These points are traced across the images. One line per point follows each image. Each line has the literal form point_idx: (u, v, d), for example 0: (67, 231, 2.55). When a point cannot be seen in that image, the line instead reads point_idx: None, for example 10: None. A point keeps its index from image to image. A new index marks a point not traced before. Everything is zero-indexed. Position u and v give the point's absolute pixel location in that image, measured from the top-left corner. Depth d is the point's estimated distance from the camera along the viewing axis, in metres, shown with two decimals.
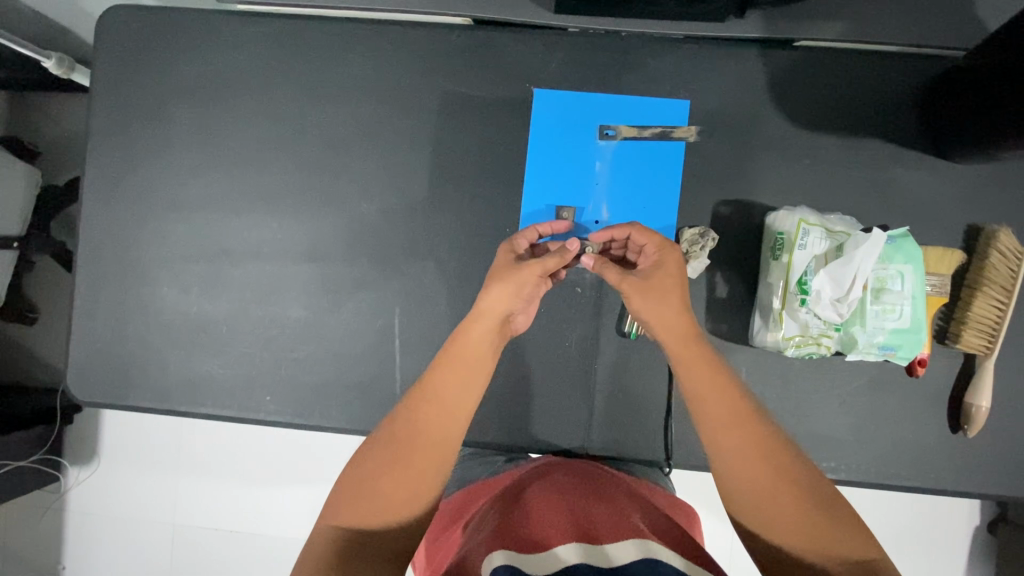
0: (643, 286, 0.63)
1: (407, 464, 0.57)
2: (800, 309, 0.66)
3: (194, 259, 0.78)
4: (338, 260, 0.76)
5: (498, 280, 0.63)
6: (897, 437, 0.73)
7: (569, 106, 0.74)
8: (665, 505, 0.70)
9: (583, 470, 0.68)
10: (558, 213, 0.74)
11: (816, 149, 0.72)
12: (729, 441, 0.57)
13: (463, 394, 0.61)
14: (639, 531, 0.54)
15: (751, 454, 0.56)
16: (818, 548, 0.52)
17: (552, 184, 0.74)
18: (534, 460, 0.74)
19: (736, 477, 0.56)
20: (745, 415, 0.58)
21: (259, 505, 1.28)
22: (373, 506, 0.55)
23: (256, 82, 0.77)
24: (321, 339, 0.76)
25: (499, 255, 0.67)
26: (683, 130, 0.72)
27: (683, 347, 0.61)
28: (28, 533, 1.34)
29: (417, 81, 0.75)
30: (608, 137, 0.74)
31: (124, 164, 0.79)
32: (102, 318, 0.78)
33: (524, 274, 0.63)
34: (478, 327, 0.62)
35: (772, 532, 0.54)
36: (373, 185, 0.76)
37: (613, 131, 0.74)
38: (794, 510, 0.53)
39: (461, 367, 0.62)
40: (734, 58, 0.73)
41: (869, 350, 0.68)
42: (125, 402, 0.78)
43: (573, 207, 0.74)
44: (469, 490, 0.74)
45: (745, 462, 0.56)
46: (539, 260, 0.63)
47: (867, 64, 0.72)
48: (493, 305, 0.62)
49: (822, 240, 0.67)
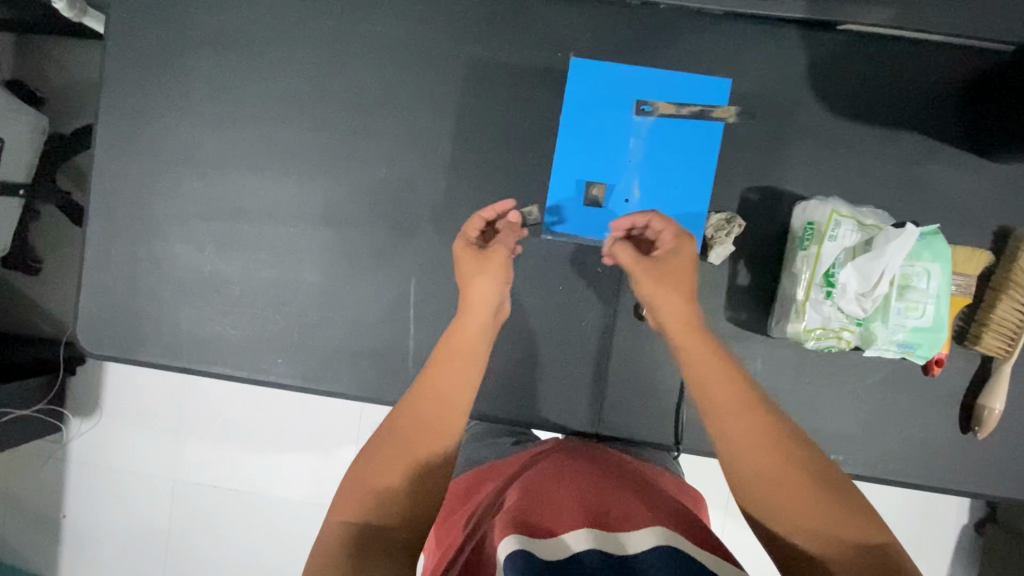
0: (676, 278, 0.64)
1: (399, 443, 0.58)
2: (825, 301, 0.64)
3: (208, 216, 0.76)
4: (356, 225, 0.75)
5: (479, 270, 0.66)
6: (907, 434, 0.73)
7: (608, 78, 0.71)
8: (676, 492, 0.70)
9: (594, 456, 0.68)
10: (588, 188, 0.72)
11: (852, 139, 0.70)
12: (745, 438, 0.57)
13: (458, 381, 0.63)
14: (656, 520, 0.54)
15: (768, 450, 0.56)
16: (835, 537, 0.51)
17: (583, 158, 0.72)
18: (543, 444, 0.74)
19: (752, 475, 0.56)
20: (760, 414, 0.58)
21: (260, 466, 1.30)
22: (380, 481, 0.56)
23: (278, 36, 0.74)
24: (335, 304, 0.75)
25: (457, 250, 0.69)
26: (723, 109, 0.69)
27: (701, 336, 0.62)
28: (31, 480, 1.36)
29: (445, 46, 0.73)
30: (645, 112, 0.71)
31: (137, 113, 0.76)
32: (113, 271, 0.77)
33: (495, 257, 0.66)
34: (466, 317, 0.66)
35: (787, 525, 0.53)
36: (395, 150, 0.74)
37: (650, 106, 0.71)
38: (806, 505, 0.53)
39: (450, 355, 0.64)
40: (773, 41, 0.71)
41: (889, 346, 0.67)
42: (135, 357, 0.77)
43: (604, 183, 0.72)
44: (480, 471, 0.75)
45: (759, 449, 0.56)
46: (502, 240, 0.68)
47: (911, 53, 0.70)
48: (480, 294, 0.65)
49: (853, 232, 0.64)
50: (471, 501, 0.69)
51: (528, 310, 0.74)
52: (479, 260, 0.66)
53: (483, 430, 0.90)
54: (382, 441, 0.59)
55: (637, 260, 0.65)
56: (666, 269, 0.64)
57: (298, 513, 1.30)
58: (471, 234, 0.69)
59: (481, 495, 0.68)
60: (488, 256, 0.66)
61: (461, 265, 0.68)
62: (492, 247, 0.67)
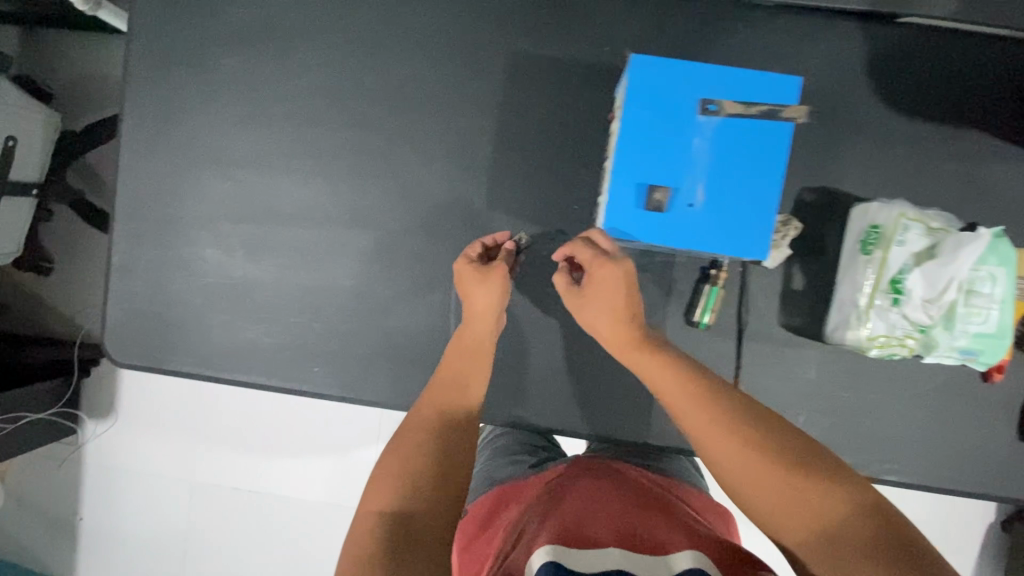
0: (607, 297, 0.58)
1: (406, 449, 0.57)
2: (891, 309, 0.62)
3: (240, 219, 0.73)
4: (394, 228, 0.72)
5: (482, 281, 0.65)
6: (965, 442, 0.70)
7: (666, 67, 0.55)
8: (703, 512, 0.69)
9: (614, 476, 0.66)
10: (649, 193, 0.55)
11: (914, 136, 0.67)
12: (712, 439, 0.52)
13: (472, 380, 0.64)
14: (691, 543, 0.51)
15: (735, 447, 0.51)
16: (819, 530, 0.47)
17: (641, 156, 0.55)
18: (564, 464, 0.73)
19: (730, 473, 0.51)
20: (720, 411, 0.53)
21: (281, 468, 1.28)
22: (387, 495, 0.52)
23: (310, 30, 0.71)
24: (372, 310, 0.72)
25: (456, 267, 0.67)
26: (795, 108, 0.53)
27: (645, 344, 0.57)
28: (48, 483, 1.34)
29: (486, 40, 0.69)
30: (709, 110, 0.55)
31: (163, 112, 0.73)
32: (142, 278, 0.74)
33: (496, 271, 0.65)
34: (470, 325, 0.66)
35: (770, 523, 0.50)
36: (434, 150, 0.71)
37: (716, 104, 0.54)
38: (791, 488, 0.49)
39: (461, 358, 0.64)
40: (832, 34, 0.67)
41: (948, 353, 0.64)
42: (165, 366, 0.75)
43: (669, 187, 0.55)
44: (502, 491, 0.74)
45: (719, 455, 0.52)
46: (502, 260, 0.66)
47: (973, 47, 0.67)
48: (484, 304, 0.65)
49: (921, 237, 0.61)
50: (494, 525, 0.67)
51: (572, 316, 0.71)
52: (482, 275, 0.65)
53: (501, 447, 0.85)
54: (395, 445, 0.58)
55: (569, 287, 0.61)
56: (593, 294, 0.58)
57: (320, 516, 1.28)
58: (470, 255, 0.67)
59: (505, 519, 0.66)
60: (490, 272, 0.65)
61: (461, 282, 0.67)
62: (493, 264, 0.66)
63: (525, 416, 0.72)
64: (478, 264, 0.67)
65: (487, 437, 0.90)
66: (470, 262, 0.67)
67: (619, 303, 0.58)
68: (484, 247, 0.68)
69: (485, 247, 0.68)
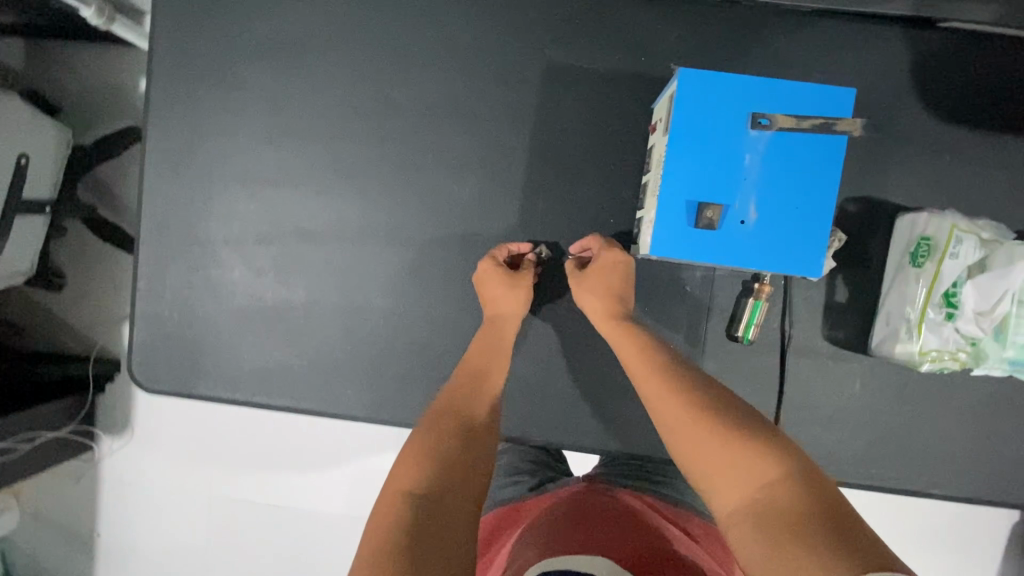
0: (597, 275, 0.63)
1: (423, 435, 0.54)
2: (945, 323, 0.60)
3: (268, 239, 0.71)
4: (426, 247, 0.70)
5: (511, 285, 0.65)
6: (1012, 454, 0.69)
7: (716, 82, 0.53)
8: (705, 540, 0.62)
9: (610, 504, 0.63)
10: (700, 211, 0.54)
11: (959, 144, 0.66)
12: (666, 410, 0.53)
13: (496, 378, 0.62)
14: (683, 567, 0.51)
15: (684, 416, 0.51)
16: (750, 495, 0.44)
17: (692, 173, 0.54)
18: (571, 486, 0.70)
19: (679, 444, 0.51)
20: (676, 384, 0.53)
21: (299, 482, 1.26)
22: (410, 474, 0.49)
23: (338, 45, 0.69)
24: (406, 330, 0.71)
25: (482, 271, 0.66)
26: (848, 121, 0.52)
27: (622, 328, 0.61)
28: (65, 501, 1.33)
29: (519, 53, 0.68)
30: (761, 125, 0.53)
31: (188, 131, 0.71)
32: (169, 301, 0.72)
33: (525, 275, 0.66)
34: (496, 326, 0.65)
35: (711, 489, 0.48)
36: (467, 165, 0.69)
37: (767, 119, 0.53)
38: (730, 457, 0.47)
39: (489, 356, 0.63)
40: (874, 41, 0.66)
41: (998, 365, 0.61)
42: (194, 391, 0.73)
43: (720, 204, 0.53)
44: (502, 512, 0.70)
45: (669, 422, 0.52)
46: (529, 266, 0.67)
47: (1019, 51, 0.65)
48: (511, 305, 0.65)
49: (975, 250, 0.59)
50: (493, 553, 0.63)
51: None
52: (511, 280, 0.65)
53: (500, 465, 0.79)
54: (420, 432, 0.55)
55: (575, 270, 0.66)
56: (591, 274, 0.63)
57: (340, 528, 1.27)
58: (498, 259, 0.67)
59: (505, 544, 0.63)
60: (518, 276, 0.65)
61: (486, 286, 0.66)
62: (521, 271, 0.66)
63: (563, 434, 0.71)
64: (505, 268, 0.66)
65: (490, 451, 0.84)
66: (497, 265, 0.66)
67: (606, 281, 0.63)
68: (509, 254, 0.68)
69: (510, 254, 0.68)
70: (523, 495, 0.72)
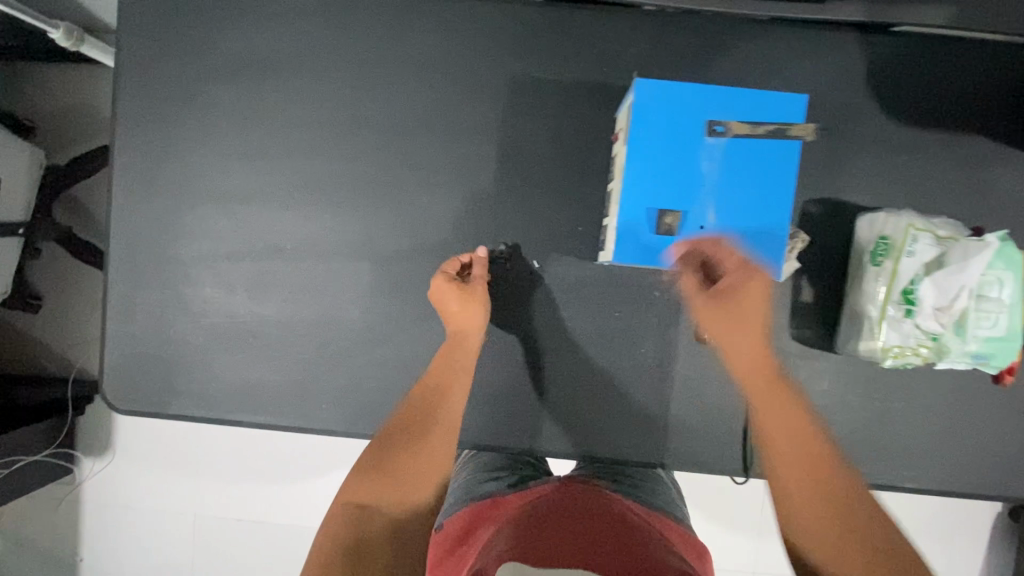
0: (745, 320, 0.56)
1: (412, 461, 0.61)
2: (903, 319, 0.62)
3: (239, 256, 0.71)
4: (397, 259, 0.71)
5: (465, 302, 0.65)
6: (978, 444, 0.70)
7: (670, 93, 0.54)
8: (681, 547, 0.64)
9: (588, 502, 0.64)
10: (660, 220, 0.55)
11: (914, 144, 0.68)
12: (790, 466, 0.53)
13: (460, 392, 0.65)
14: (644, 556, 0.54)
15: (812, 483, 0.52)
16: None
17: (652, 183, 0.55)
18: (548, 485, 0.70)
19: (799, 507, 0.52)
20: (810, 442, 0.54)
21: (284, 497, 1.25)
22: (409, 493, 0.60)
23: (305, 62, 0.69)
24: (380, 342, 0.71)
25: (436, 286, 0.66)
26: (802, 127, 0.52)
27: (764, 367, 0.56)
28: (45, 526, 1.30)
29: (484, 66, 0.69)
30: (717, 133, 0.54)
31: (157, 150, 0.71)
32: (140, 320, 0.72)
33: (477, 288, 0.66)
34: (456, 341, 0.66)
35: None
36: (436, 177, 0.70)
37: (723, 127, 0.54)
38: (853, 546, 0.49)
39: (449, 370, 0.65)
40: (829, 47, 0.67)
41: (961, 358, 0.63)
42: (166, 411, 0.72)
43: (679, 211, 0.55)
44: (480, 505, 0.70)
45: (792, 480, 0.53)
46: (479, 276, 0.67)
47: (969, 56, 0.67)
48: (466, 322, 0.65)
49: (930, 246, 0.61)
50: (468, 544, 0.64)
51: (584, 338, 0.70)
52: (463, 295, 0.65)
53: (481, 462, 0.80)
54: (381, 454, 0.61)
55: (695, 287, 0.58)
56: (729, 305, 0.56)
57: None
58: (450, 272, 0.67)
59: (479, 540, 0.63)
60: (470, 291, 0.66)
61: (440, 301, 0.66)
62: (473, 284, 0.66)
63: (540, 441, 0.71)
64: (457, 282, 0.66)
65: (465, 455, 0.84)
66: (449, 279, 0.66)
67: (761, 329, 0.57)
68: (459, 266, 0.68)
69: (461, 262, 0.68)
70: (502, 488, 0.73)
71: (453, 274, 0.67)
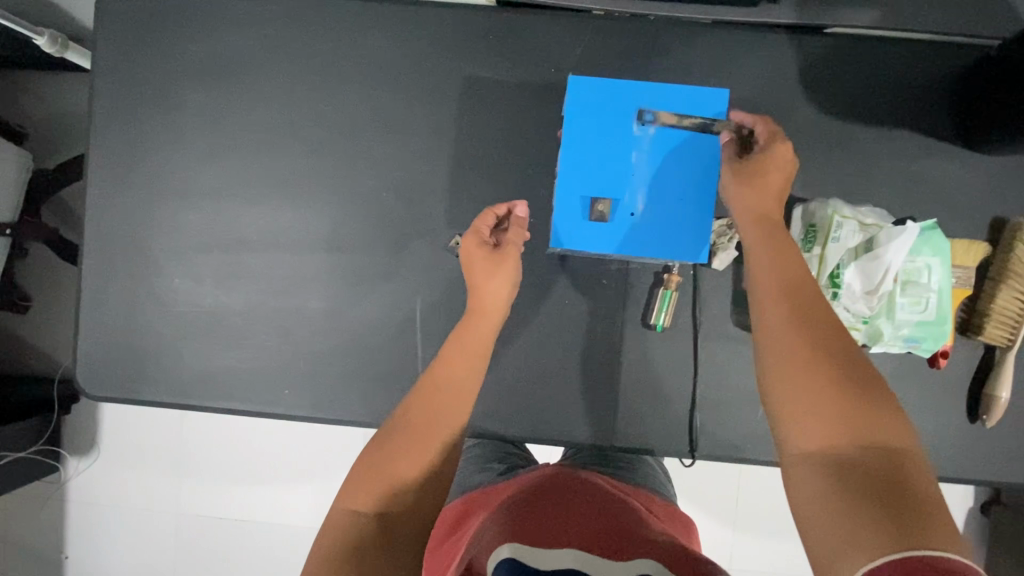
0: (770, 186, 0.60)
1: (412, 443, 0.56)
2: (832, 303, 0.65)
3: (207, 248, 0.75)
4: (357, 250, 0.74)
5: (495, 271, 0.67)
6: (919, 427, 0.72)
7: (599, 93, 0.65)
8: (666, 518, 0.68)
9: (579, 480, 0.66)
10: (594, 206, 0.66)
11: (845, 138, 0.71)
12: (777, 321, 0.52)
13: (470, 374, 0.64)
14: (650, 537, 0.54)
15: (800, 340, 0.50)
16: (831, 443, 0.45)
17: (587, 174, 0.66)
18: (542, 468, 0.70)
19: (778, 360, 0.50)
20: (802, 303, 0.52)
21: (264, 493, 1.27)
22: (399, 474, 0.53)
23: (270, 64, 0.73)
24: (340, 329, 0.74)
25: (468, 244, 0.68)
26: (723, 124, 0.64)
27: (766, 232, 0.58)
28: (29, 523, 1.32)
29: (438, 67, 0.73)
30: (646, 122, 0.65)
31: (131, 149, 0.75)
32: (112, 311, 0.75)
33: (509, 255, 0.68)
34: (476, 319, 0.67)
35: (783, 427, 0.47)
36: (393, 172, 0.73)
37: (652, 116, 0.65)
38: (834, 402, 0.46)
39: (458, 353, 0.65)
40: (764, 47, 0.71)
41: (894, 341, 0.66)
42: (137, 397, 0.76)
43: (609, 199, 0.66)
44: (470, 497, 0.72)
45: (776, 333, 0.51)
46: (512, 240, 0.69)
47: (896, 55, 0.71)
48: (493, 292, 0.67)
49: (855, 233, 0.65)
50: (463, 531, 0.65)
51: (535, 325, 0.73)
52: (494, 260, 0.68)
53: (474, 455, 0.83)
54: (384, 438, 0.57)
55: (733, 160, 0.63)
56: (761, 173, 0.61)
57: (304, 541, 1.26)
58: (482, 231, 0.69)
59: (472, 527, 0.63)
60: (502, 256, 0.68)
61: (471, 262, 0.68)
62: (505, 247, 0.68)
63: (493, 425, 0.73)
64: (489, 245, 0.69)
65: None
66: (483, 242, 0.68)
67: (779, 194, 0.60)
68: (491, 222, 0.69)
69: (497, 218, 0.70)
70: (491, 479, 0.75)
71: (485, 233, 0.69)
